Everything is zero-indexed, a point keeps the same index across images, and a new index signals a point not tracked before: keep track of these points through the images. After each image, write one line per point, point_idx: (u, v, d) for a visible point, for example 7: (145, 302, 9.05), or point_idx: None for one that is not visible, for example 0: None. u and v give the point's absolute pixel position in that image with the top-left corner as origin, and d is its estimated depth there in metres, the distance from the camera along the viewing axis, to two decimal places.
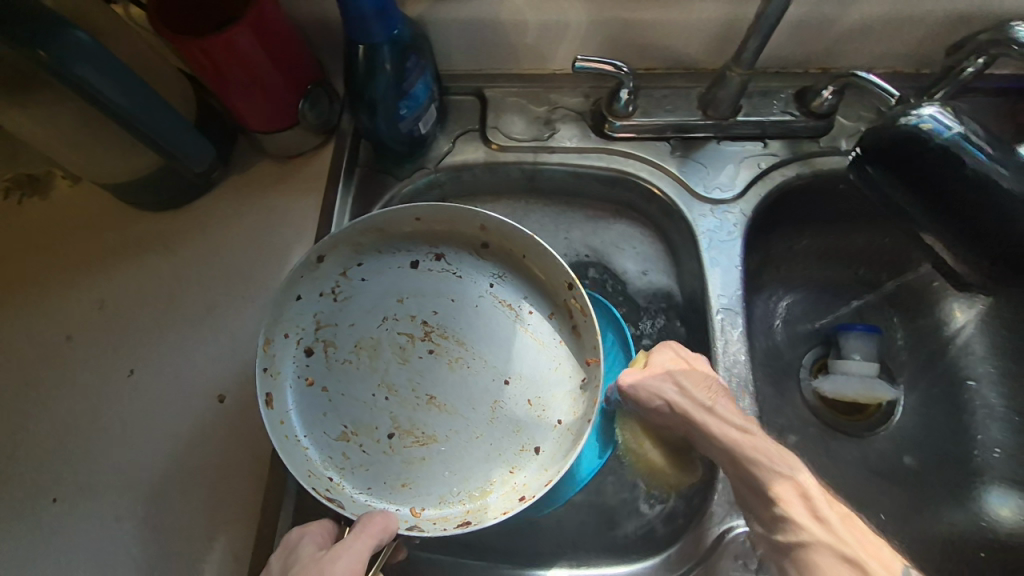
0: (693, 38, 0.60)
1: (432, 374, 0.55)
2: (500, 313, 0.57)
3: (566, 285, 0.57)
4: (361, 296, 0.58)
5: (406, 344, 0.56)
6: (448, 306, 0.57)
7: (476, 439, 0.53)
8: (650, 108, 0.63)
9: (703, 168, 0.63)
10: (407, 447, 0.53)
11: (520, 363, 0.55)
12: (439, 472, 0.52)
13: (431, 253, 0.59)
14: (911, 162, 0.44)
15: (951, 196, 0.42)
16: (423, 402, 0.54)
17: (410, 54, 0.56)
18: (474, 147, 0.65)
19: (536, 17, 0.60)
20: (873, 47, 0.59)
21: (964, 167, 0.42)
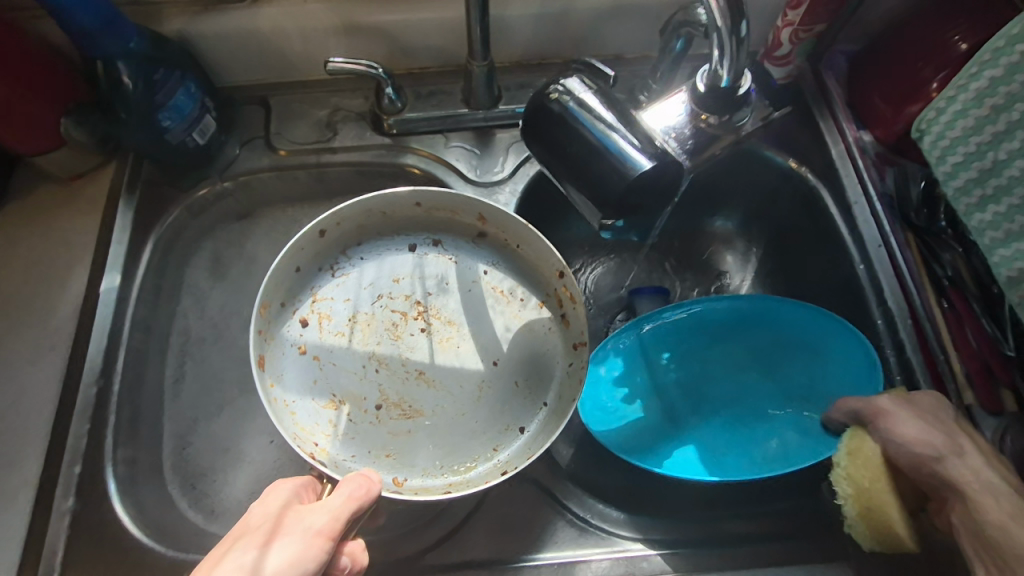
0: (447, 36, 0.65)
1: (422, 350, 0.59)
2: (492, 297, 0.62)
3: (556, 275, 0.60)
4: (358, 274, 0.62)
5: (399, 321, 0.60)
6: (445, 288, 0.62)
7: (462, 416, 0.57)
8: (420, 105, 0.67)
9: (477, 156, 0.66)
10: (393, 419, 0.56)
11: (507, 345, 0.60)
12: (425, 444, 0.55)
13: (429, 239, 0.64)
14: (546, 128, 0.42)
15: (575, 160, 0.41)
16: (412, 375, 0.58)
17: (158, 67, 0.57)
18: (259, 155, 0.67)
19: (295, 26, 0.63)
20: (610, 37, 0.66)
21: (583, 128, 0.40)
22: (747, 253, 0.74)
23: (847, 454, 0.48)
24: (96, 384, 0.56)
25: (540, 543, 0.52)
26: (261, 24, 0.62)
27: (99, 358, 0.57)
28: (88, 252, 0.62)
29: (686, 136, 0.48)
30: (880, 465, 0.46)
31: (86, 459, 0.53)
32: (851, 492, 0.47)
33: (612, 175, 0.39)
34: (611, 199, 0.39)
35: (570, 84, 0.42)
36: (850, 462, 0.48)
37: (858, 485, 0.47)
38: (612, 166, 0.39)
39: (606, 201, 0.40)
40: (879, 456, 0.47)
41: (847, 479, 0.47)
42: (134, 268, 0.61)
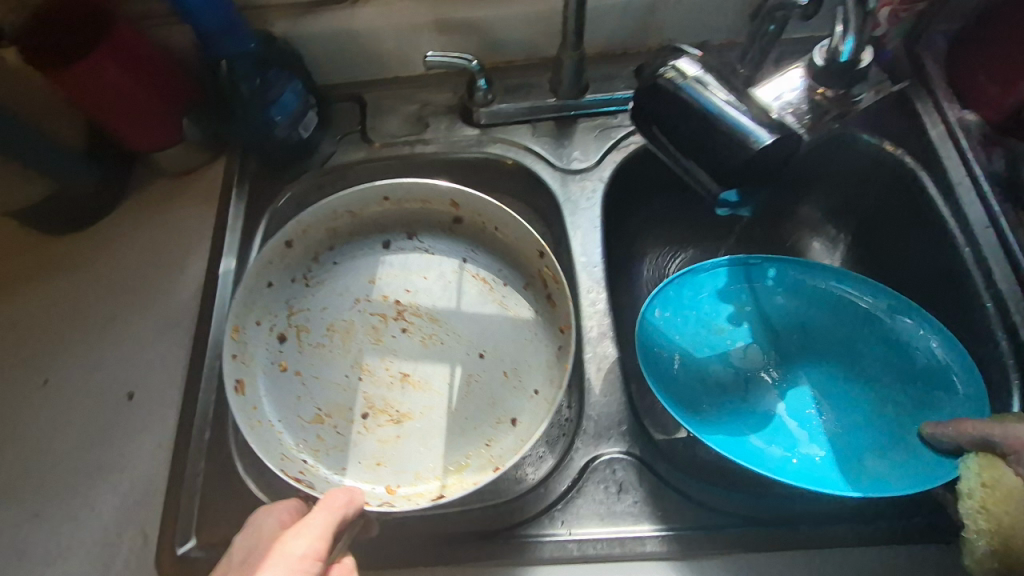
0: (535, 28, 0.66)
1: (405, 351, 0.62)
2: (478, 288, 0.64)
3: (538, 255, 0.63)
4: (335, 278, 0.65)
5: (379, 323, 0.63)
6: (422, 284, 0.65)
7: (450, 414, 0.58)
8: (508, 96, 0.69)
9: (564, 144, 0.68)
10: (380, 426, 0.58)
11: (494, 339, 0.61)
12: (413, 448, 0.57)
13: (403, 233, 0.67)
14: (661, 109, 0.43)
15: (694, 139, 0.42)
16: (397, 380, 0.60)
17: (270, 65, 0.61)
18: (356, 148, 0.70)
19: (391, 24, 0.66)
20: (697, 23, 0.66)
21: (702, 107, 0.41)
22: (834, 240, 0.73)
23: (985, 483, 0.45)
24: (217, 360, 0.60)
25: (554, 520, 0.52)
26: (360, 23, 0.65)
27: (218, 337, 0.61)
28: (204, 241, 0.66)
29: (804, 111, 0.47)
30: (1020, 496, 0.43)
31: (213, 429, 0.58)
32: (986, 526, 0.44)
33: (734, 150, 0.40)
34: (733, 174, 0.40)
35: (683, 64, 0.43)
36: (986, 490, 0.44)
37: (993, 517, 0.43)
38: (734, 142, 0.40)
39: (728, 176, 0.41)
40: (1016, 482, 0.43)
41: (984, 510, 0.44)
42: (246, 255, 0.66)
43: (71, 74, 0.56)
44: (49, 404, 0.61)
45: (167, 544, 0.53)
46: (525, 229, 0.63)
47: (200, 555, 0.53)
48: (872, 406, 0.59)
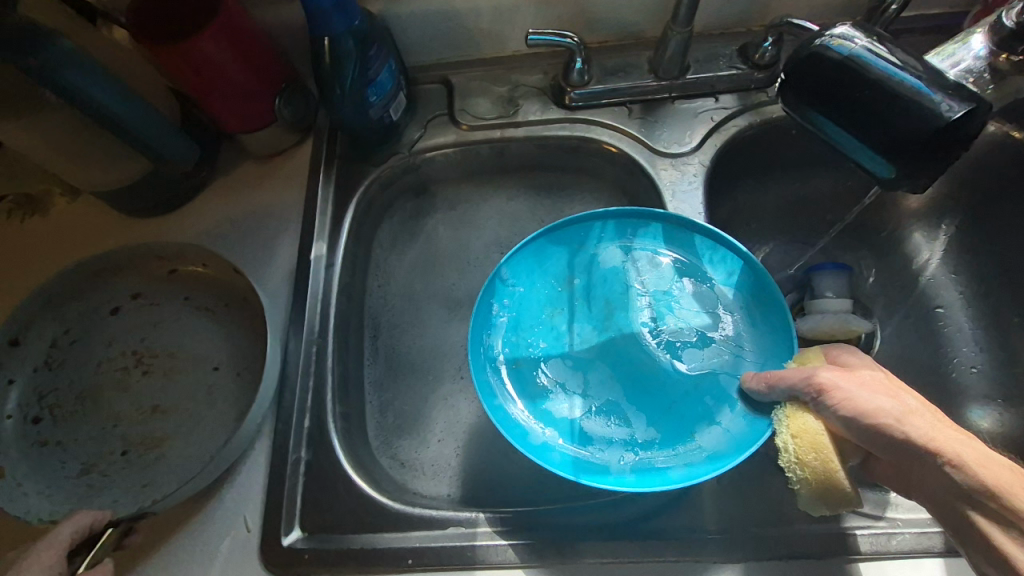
0: (637, 7, 0.64)
1: (150, 390, 0.61)
2: (197, 318, 0.64)
3: (235, 274, 0.63)
4: (73, 357, 0.61)
5: (122, 375, 0.61)
6: (152, 331, 0.64)
7: (199, 425, 0.59)
8: (603, 77, 0.67)
9: (663, 127, 0.65)
10: (141, 457, 0.57)
11: (226, 352, 0.62)
12: (183, 468, 0.56)
13: (128, 294, 0.64)
14: (825, 78, 0.41)
15: (868, 108, 0.39)
16: (147, 413, 0.59)
17: (371, 43, 0.59)
18: (444, 131, 0.69)
19: (488, 2, 0.64)
20: (806, 1, 0.63)
21: (879, 72, 0.39)
22: (937, 227, 0.71)
23: (788, 434, 0.44)
24: (316, 344, 0.59)
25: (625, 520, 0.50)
26: (458, 2, 0.64)
27: (315, 321, 0.60)
28: (294, 224, 0.65)
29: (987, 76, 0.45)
30: (827, 441, 0.42)
31: (312, 417, 0.56)
32: (806, 475, 0.43)
33: (922, 120, 0.37)
34: (922, 144, 0.38)
35: (842, 32, 0.41)
36: (798, 440, 0.43)
37: (811, 466, 0.42)
38: (923, 108, 0.37)
39: (912, 148, 0.38)
40: (819, 428, 0.43)
41: (798, 460, 0.43)
42: (338, 238, 0.64)
43: (180, 52, 0.55)
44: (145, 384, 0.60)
45: (272, 534, 0.51)
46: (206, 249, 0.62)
47: (307, 544, 0.51)
48: (663, 387, 0.54)
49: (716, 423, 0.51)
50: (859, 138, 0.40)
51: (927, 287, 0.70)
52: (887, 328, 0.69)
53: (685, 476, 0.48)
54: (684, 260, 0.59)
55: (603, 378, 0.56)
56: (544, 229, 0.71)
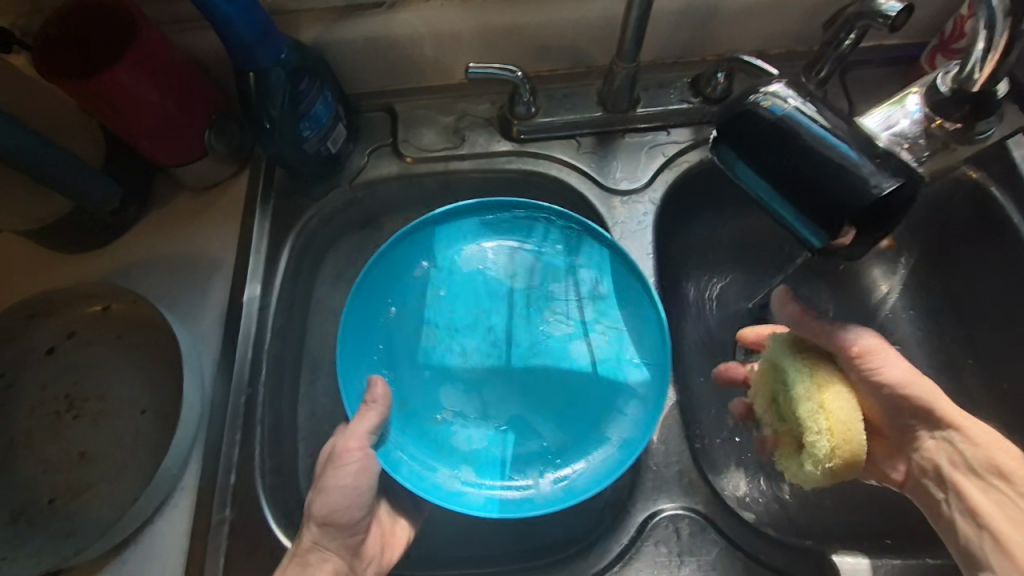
0: (585, 37, 0.62)
1: (82, 434, 0.57)
2: (126, 358, 0.60)
3: (163, 320, 0.60)
4: (13, 401, 0.58)
5: (53, 419, 0.57)
6: (85, 371, 0.60)
7: (126, 472, 0.55)
8: (552, 108, 0.64)
9: (612, 161, 0.63)
10: (69, 507, 0.54)
11: (157, 394, 0.58)
12: (107, 514, 0.53)
13: (62, 333, 0.60)
14: (755, 135, 0.38)
15: (797, 172, 0.37)
16: (76, 459, 0.56)
17: (303, 75, 0.57)
18: (388, 162, 0.66)
19: (429, 30, 0.61)
20: (760, 34, 0.61)
21: (810, 138, 0.37)
22: (894, 262, 0.70)
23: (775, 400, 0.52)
24: (244, 393, 0.56)
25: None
26: (397, 30, 0.61)
27: (245, 368, 0.57)
28: (228, 264, 0.62)
29: (922, 144, 0.45)
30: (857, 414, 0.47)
31: (239, 471, 0.54)
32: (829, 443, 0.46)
33: (853, 190, 0.35)
34: (856, 215, 0.36)
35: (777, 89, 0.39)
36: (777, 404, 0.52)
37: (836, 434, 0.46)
38: (853, 177, 0.35)
39: (841, 216, 0.36)
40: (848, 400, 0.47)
41: (780, 418, 0.51)
42: (273, 278, 0.62)
43: (91, 83, 0.51)
44: (64, 433, 0.57)
45: None
46: (130, 291, 0.59)
47: None
48: (574, 394, 0.56)
49: (624, 415, 0.54)
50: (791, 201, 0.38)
51: (884, 323, 0.69)
52: None
53: (606, 469, 0.51)
54: (562, 262, 0.60)
55: (508, 399, 0.56)
56: None
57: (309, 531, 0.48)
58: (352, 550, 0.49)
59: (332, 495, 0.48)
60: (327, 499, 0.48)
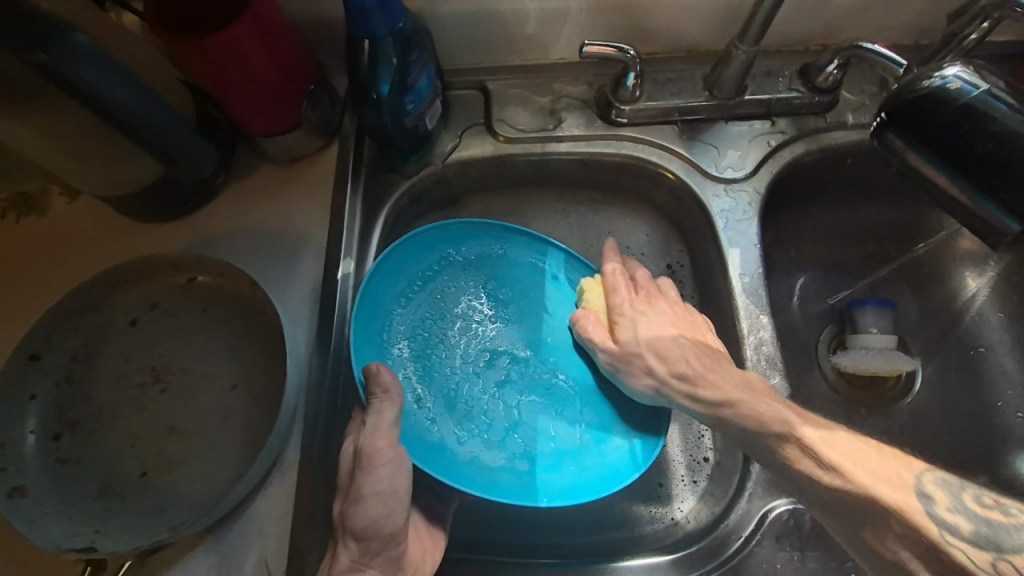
0: (694, 20, 0.60)
1: (168, 408, 0.55)
2: (213, 332, 0.58)
3: (253, 294, 0.58)
4: (95, 372, 0.56)
5: (138, 392, 0.55)
6: (170, 344, 0.58)
7: (217, 449, 0.53)
8: (655, 92, 0.62)
9: (713, 149, 0.61)
10: (159, 481, 0.52)
11: (246, 369, 0.56)
12: (199, 491, 0.51)
13: (145, 304, 0.58)
14: (946, 116, 0.41)
15: (996, 155, 0.40)
16: (163, 434, 0.54)
17: (413, 47, 0.54)
18: (480, 141, 0.64)
19: (536, 6, 0.59)
20: (871, 24, 0.60)
21: (1004, 124, 0.40)
22: (983, 264, 0.68)
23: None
24: (340, 371, 0.55)
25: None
26: (503, 4, 0.59)
27: (340, 346, 0.56)
28: (316, 238, 0.60)
29: None
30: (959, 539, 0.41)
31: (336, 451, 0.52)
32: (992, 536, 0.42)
33: None
34: None
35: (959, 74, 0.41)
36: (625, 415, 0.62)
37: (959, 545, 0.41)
38: None
39: None
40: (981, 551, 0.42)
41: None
42: (364, 255, 0.60)
43: (202, 43, 0.49)
44: (152, 407, 0.55)
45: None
46: (220, 263, 0.57)
47: None
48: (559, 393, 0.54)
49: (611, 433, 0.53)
50: (989, 189, 0.41)
51: (970, 327, 0.67)
52: (929, 367, 0.67)
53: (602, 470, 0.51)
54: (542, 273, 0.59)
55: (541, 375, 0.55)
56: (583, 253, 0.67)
57: (346, 550, 0.45)
58: (393, 564, 0.48)
59: (369, 506, 0.45)
60: (365, 510, 0.45)
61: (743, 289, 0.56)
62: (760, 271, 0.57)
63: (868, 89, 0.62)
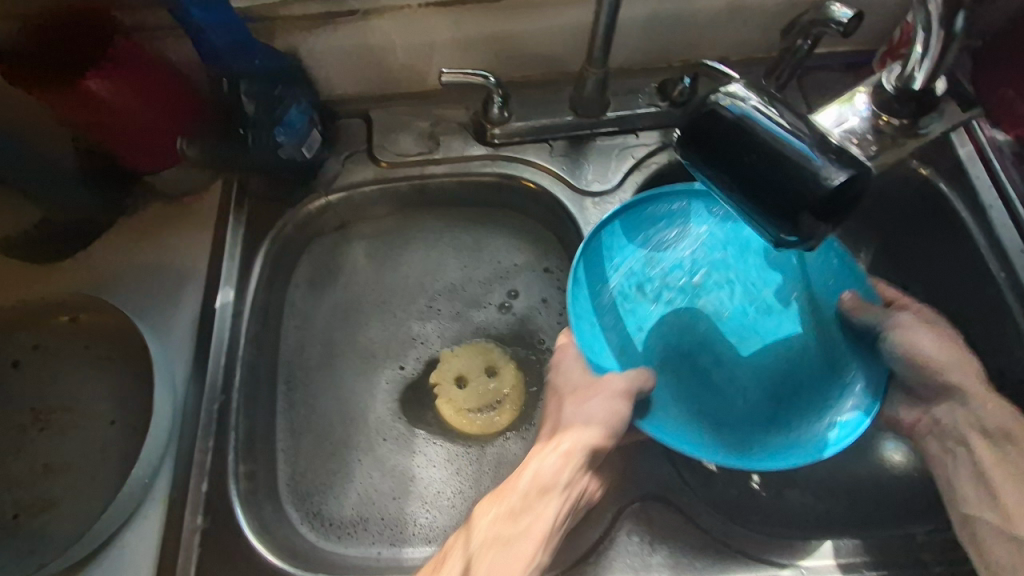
0: (556, 44, 0.63)
1: (47, 447, 0.55)
2: (95, 368, 0.58)
3: (135, 329, 0.59)
4: None
5: (17, 433, 0.56)
6: (51, 383, 0.58)
7: (96, 485, 0.54)
8: (524, 113, 0.65)
9: (582, 163, 0.64)
10: (36, 521, 0.52)
11: (127, 404, 0.57)
12: (76, 528, 0.52)
13: (27, 344, 0.59)
14: (718, 129, 0.38)
15: (767, 166, 0.37)
16: (41, 473, 0.54)
17: (278, 83, 0.59)
18: (363, 167, 0.67)
19: (403, 38, 0.62)
20: (723, 41, 0.64)
21: (765, 134, 0.37)
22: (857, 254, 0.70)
23: (467, 410, 0.63)
24: (218, 400, 0.56)
25: None
26: (370, 36, 0.61)
27: (218, 375, 0.57)
28: (199, 271, 0.62)
29: (870, 140, 0.38)
30: None
31: (212, 479, 0.53)
32: None
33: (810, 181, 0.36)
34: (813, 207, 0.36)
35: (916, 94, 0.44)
36: (506, 407, 0.63)
37: None
38: (807, 170, 0.36)
39: (798, 208, 0.36)
40: None
41: None
42: (245, 285, 0.61)
43: (63, 91, 0.52)
44: (29, 447, 0.55)
45: None
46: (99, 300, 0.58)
47: None
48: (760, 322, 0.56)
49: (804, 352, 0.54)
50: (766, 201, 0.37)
51: None
52: None
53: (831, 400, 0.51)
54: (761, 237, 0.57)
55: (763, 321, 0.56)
56: (472, 270, 0.69)
57: None
58: None
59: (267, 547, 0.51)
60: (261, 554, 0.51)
61: None
62: None
63: None
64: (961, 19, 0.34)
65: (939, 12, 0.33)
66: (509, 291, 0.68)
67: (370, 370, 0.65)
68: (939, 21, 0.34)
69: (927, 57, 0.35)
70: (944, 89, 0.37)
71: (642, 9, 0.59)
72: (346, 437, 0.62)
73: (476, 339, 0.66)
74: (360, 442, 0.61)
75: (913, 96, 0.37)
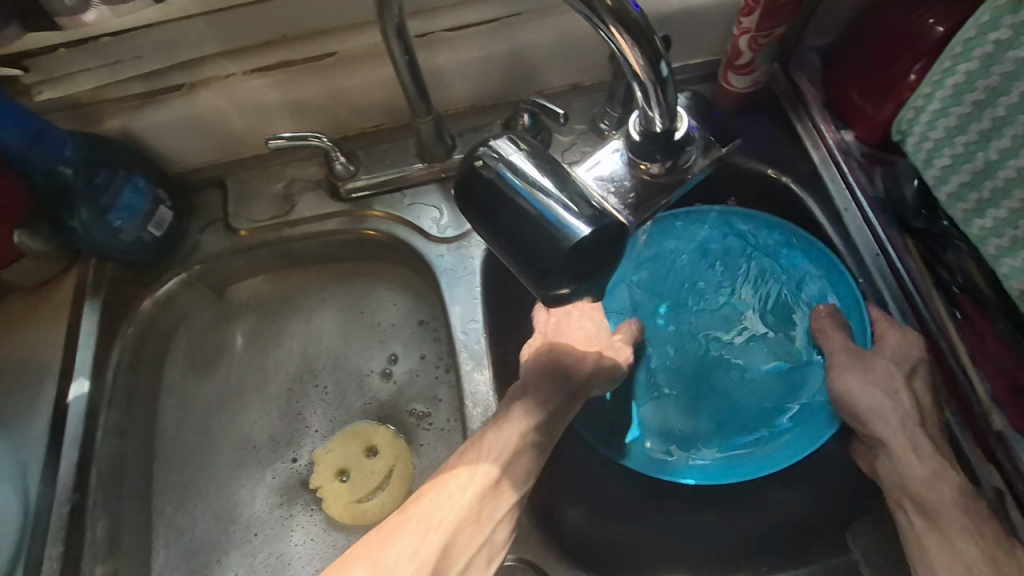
0: (395, 93, 0.62)
1: None
2: None
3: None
4: None
5: None
6: None
7: None
8: (372, 165, 0.65)
9: (435, 209, 0.63)
10: None
11: None
12: None
13: None
14: (480, 188, 0.37)
15: (519, 228, 0.36)
16: None
17: (100, 170, 0.57)
18: (221, 236, 0.66)
19: (234, 106, 0.61)
20: (565, 69, 0.63)
21: (515, 195, 0.36)
22: None
23: (357, 501, 0.61)
24: (70, 502, 0.54)
25: None
26: (201, 108, 0.60)
27: (71, 473, 0.55)
28: (54, 365, 0.60)
29: (629, 187, 0.37)
30: None
31: None
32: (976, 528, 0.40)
33: (554, 244, 0.35)
34: (561, 268, 0.35)
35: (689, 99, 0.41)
36: (393, 482, 0.61)
37: None
38: (552, 233, 0.34)
39: (549, 270, 0.35)
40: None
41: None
42: (102, 374, 0.60)
43: None
44: None
45: None
46: None
47: None
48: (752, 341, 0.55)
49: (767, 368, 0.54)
50: (523, 263, 0.36)
51: None
52: None
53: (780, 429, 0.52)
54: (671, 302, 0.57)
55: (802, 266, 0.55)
56: (349, 329, 0.68)
57: None
58: None
59: None
60: None
61: (462, 342, 0.58)
62: (479, 320, 0.58)
63: (579, 127, 0.64)
64: (665, 65, 0.32)
65: (644, 70, 0.32)
66: (389, 357, 0.67)
67: (255, 444, 0.65)
68: (644, 70, 0.32)
69: (652, 102, 0.34)
70: (692, 127, 0.36)
71: (469, 51, 0.58)
72: (229, 518, 0.62)
73: (348, 426, 0.65)
74: (243, 527, 0.62)
75: (661, 137, 0.35)
